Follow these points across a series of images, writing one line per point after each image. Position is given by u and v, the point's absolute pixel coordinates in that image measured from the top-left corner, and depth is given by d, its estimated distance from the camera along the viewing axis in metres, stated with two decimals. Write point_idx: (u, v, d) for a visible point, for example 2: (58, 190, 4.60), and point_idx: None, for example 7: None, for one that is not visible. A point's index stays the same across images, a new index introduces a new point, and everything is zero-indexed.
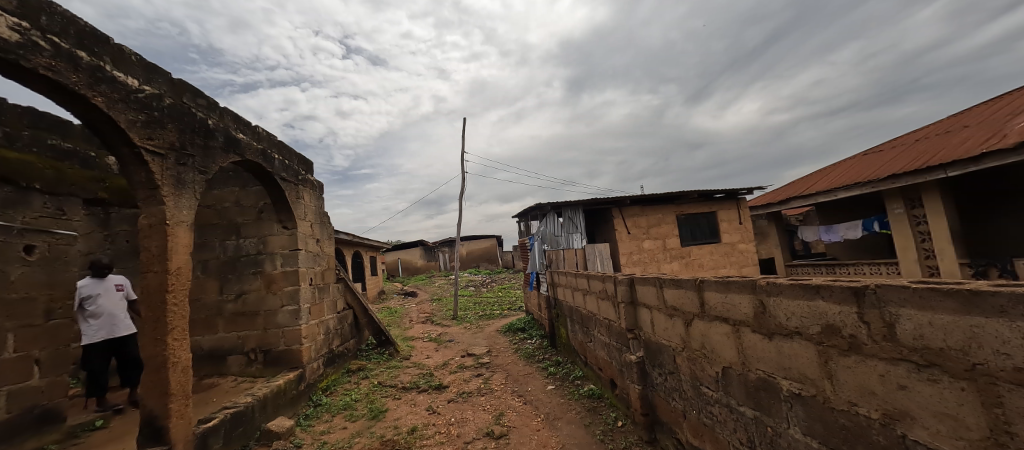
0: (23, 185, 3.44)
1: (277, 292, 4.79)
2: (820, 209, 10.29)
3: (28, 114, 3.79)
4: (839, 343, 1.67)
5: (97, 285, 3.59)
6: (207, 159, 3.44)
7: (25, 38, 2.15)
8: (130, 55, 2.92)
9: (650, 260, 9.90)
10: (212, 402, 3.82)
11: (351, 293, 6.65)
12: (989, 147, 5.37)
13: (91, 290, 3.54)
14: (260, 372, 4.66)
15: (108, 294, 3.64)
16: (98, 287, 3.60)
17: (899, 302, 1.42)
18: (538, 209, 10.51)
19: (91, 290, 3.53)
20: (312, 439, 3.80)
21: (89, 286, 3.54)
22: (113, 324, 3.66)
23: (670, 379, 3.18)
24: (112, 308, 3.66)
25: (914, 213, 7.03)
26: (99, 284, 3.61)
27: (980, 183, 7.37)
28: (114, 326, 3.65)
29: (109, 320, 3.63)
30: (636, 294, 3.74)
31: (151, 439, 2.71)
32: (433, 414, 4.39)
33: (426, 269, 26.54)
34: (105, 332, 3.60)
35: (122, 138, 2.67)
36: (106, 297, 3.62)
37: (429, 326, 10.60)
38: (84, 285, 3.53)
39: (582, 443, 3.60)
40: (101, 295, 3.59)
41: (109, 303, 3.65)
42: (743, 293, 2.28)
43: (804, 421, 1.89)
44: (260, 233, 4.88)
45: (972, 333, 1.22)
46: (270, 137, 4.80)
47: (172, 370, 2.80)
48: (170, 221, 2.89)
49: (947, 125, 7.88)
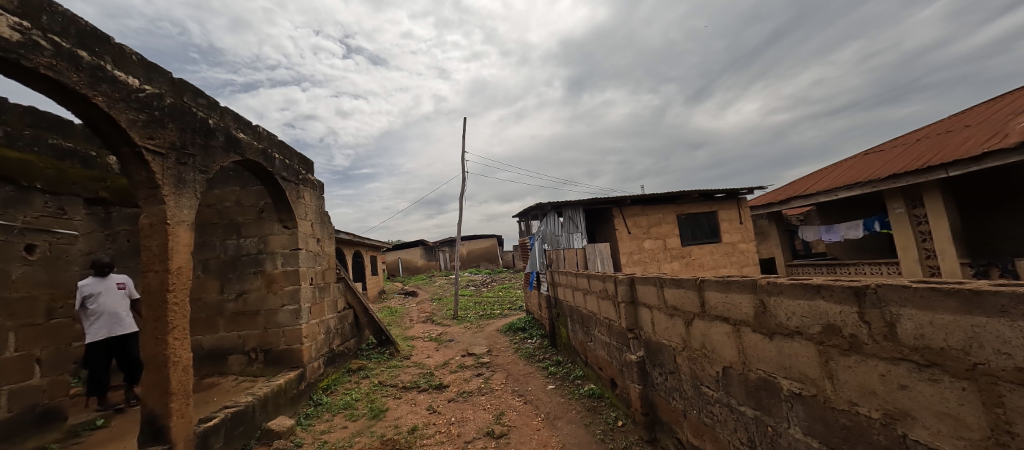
0: (24, 184, 3.45)
1: (277, 292, 4.79)
2: (821, 209, 10.28)
3: (28, 114, 3.79)
4: (839, 342, 1.67)
5: (98, 284, 3.60)
6: (207, 159, 3.44)
7: (25, 38, 2.15)
8: (131, 55, 2.92)
9: (651, 260, 9.90)
10: (212, 402, 3.82)
11: (351, 293, 6.65)
12: (989, 147, 5.36)
13: (92, 288, 3.55)
14: (260, 371, 4.67)
15: (109, 293, 3.65)
16: (99, 286, 3.61)
17: (900, 301, 1.42)
18: (538, 208, 10.51)
19: (92, 289, 3.54)
20: (313, 438, 3.80)
21: (90, 285, 3.55)
22: (114, 323, 3.66)
23: (670, 379, 3.18)
24: (113, 307, 3.66)
25: (914, 213, 7.02)
26: (100, 283, 3.62)
27: (981, 182, 7.35)
28: (114, 325, 3.65)
29: (110, 318, 3.63)
30: (636, 294, 3.74)
31: (151, 439, 2.72)
32: (433, 414, 4.40)
33: (426, 269, 26.54)
34: (106, 330, 3.60)
35: (122, 138, 2.67)
36: (107, 296, 3.63)
37: (429, 325, 10.60)
38: (86, 284, 3.54)
39: (582, 443, 3.60)
40: (102, 294, 3.59)
41: (110, 301, 3.65)
42: (743, 292, 2.28)
43: (804, 421, 1.89)
44: (261, 232, 4.88)
45: (972, 333, 1.21)
46: (270, 136, 4.80)
47: (172, 370, 2.80)
48: (170, 221, 2.89)
49: (948, 125, 7.87)
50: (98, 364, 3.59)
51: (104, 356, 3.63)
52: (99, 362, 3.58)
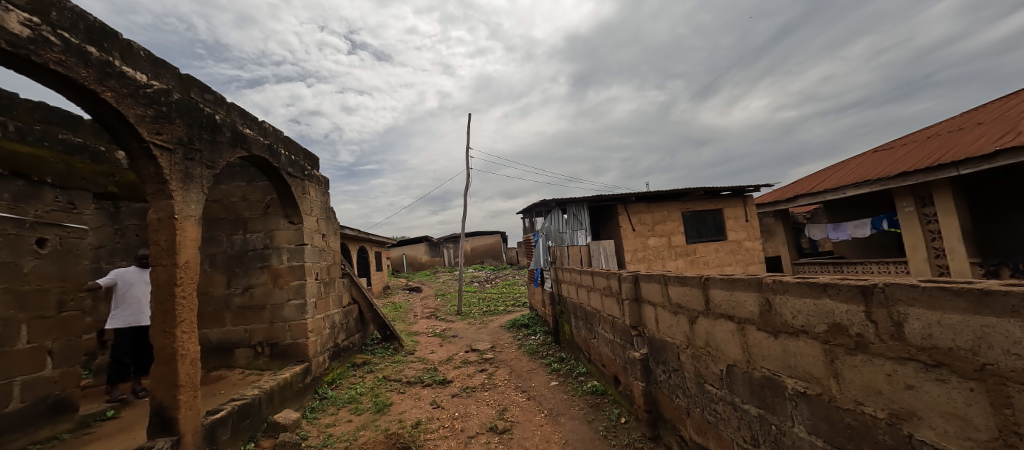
0: (35, 178, 3.49)
1: (283, 286, 4.84)
2: (829, 207, 10.15)
3: (38, 109, 3.84)
4: (846, 341, 1.66)
5: (137, 274, 3.88)
6: (214, 154, 3.46)
7: (36, 33, 2.17)
8: (139, 51, 2.99)
9: (655, 257, 9.86)
10: (219, 394, 3.89)
11: (357, 289, 6.70)
12: (1003, 143, 5.25)
13: (127, 277, 3.81)
14: (266, 365, 4.72)
15: (140, 285, 3.87)
16: (136, 276, 3.87)
17: (908, 301, 1.40)
18: (543, 205, 10.52)
19: (127, 278, 3.80)
20: (318, 431, 3.85)
21: (128, 273, 3.83)
22: (140, 313, 3.85)
23: (674, 376, 3.17)
24: (141, 298, 3.86)
25: (925, 211, 6.92)
26: (138, 275, 3.88)
27: (995, 182, 7.22)
28: (138, 315, 3.83)
29: (136, 308, 3.82)
30: (641, 291, 3.71)
31: (160, 429, 2.76)
32: (438, 408, 4.44)
33: (431, 264, 26.56)
34: (130, 319, 3.78)
35: (131, 133, 2.70)
36: (139, 286, 3.85)
37: (433, 321, 10.64)
38: (125, 271, 3.83)
39: (584, 439, 3.61)
40: (133, 285, 3.81)
41: (141, 292, 3.87)
42: (749, 291, 2.25)
43: (809, 420, 1.89)
44: (267, 227, 4.91)
45: (981, 333, 1.20)
46: (277, 132, 4.84)
47: (181, 362, 2.84)
48: (179, 215, 2.92)
49: (960, 122, 7.74)
50: (120, 350, 3.76)
51: (131, 340, 3.83)
52: (122, 348, 3.75)
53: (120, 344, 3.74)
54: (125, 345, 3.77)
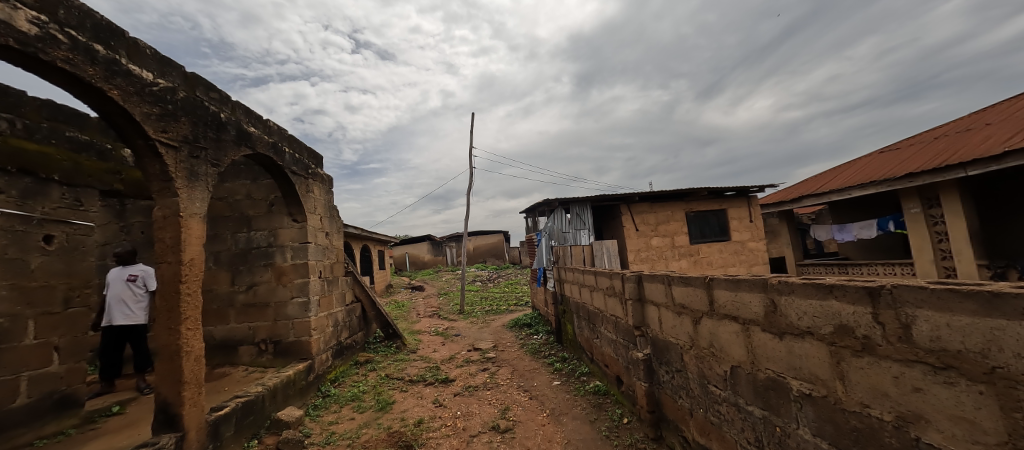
0: (42, 176, 3.51)
1: (287, 284, 4.86)
2: (834, 208, 10.07)
3: (46, 107, 3.87)
4: (852, 343, 1.65)
5: (116, 272, 3.65)
6: (219, 152, 3.48)
7: (44, 32, 2.18)
8: (145, 50, 3.01)
9: (658, 257, 9.83)
10: (223, 391, 3.91)
11: (360, 287, 6.72)
12: (1012, 144, 5.18)
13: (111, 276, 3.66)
14: (270, 362, 4.74)
15: (113, 284, 3.62)
16: (114, 275, 3.64)
17: (916, 302, 1.39)
18: (546, 205, 10.53)
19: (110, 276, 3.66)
20: (321, 429, 3.86)
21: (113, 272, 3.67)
22: (111, 313, 3.64)
23: (677, 377, 3.16)
24: (113, 298, 3.64)
25: (931, 212, 6.85)
26: (116, 273, 3.65)
27: (1002, 182, 7.16)
28: (110, 314, 3.64)
29: (109, 307, 3.65)
30: (644, 291, 3.69)
31: (165, 425, 2.78)
32: (439, 407, 4.44)
33: (433, 264, 26.61)
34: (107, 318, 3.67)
35: (136, 131, 2.71)
36: (112, 285, 3.62)
37: (435, 320, 10.68)
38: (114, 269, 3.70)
39: (586, 439, 3.61)
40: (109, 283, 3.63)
41: (113, 291, 3.63)
42: (754, 291, 2.24)
43: (813, 422, 1.87)
44: (271, 225, 4.94)
45: (992, 335, 1.18)
46: (281, 131, 4.86)
47: (186, 359, 2.85)
48: (184, 213, 2.93)
49: (969, 122, 7.65)
50: (109, 354, 3.77)
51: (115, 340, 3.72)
52: (109, 353, 3.76)
53: (108, 348, 3.75)
54: (107, 346, 3.71)
